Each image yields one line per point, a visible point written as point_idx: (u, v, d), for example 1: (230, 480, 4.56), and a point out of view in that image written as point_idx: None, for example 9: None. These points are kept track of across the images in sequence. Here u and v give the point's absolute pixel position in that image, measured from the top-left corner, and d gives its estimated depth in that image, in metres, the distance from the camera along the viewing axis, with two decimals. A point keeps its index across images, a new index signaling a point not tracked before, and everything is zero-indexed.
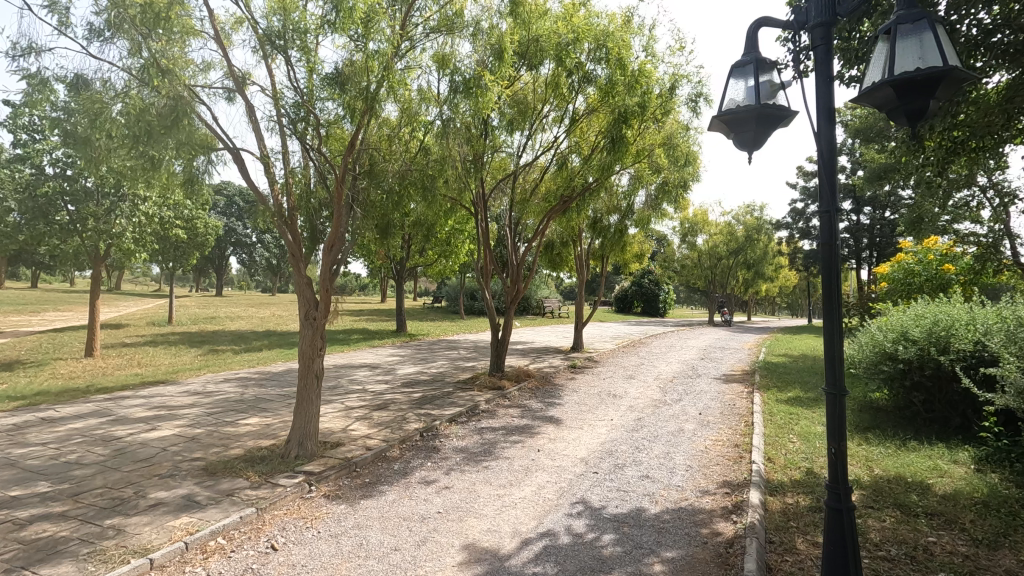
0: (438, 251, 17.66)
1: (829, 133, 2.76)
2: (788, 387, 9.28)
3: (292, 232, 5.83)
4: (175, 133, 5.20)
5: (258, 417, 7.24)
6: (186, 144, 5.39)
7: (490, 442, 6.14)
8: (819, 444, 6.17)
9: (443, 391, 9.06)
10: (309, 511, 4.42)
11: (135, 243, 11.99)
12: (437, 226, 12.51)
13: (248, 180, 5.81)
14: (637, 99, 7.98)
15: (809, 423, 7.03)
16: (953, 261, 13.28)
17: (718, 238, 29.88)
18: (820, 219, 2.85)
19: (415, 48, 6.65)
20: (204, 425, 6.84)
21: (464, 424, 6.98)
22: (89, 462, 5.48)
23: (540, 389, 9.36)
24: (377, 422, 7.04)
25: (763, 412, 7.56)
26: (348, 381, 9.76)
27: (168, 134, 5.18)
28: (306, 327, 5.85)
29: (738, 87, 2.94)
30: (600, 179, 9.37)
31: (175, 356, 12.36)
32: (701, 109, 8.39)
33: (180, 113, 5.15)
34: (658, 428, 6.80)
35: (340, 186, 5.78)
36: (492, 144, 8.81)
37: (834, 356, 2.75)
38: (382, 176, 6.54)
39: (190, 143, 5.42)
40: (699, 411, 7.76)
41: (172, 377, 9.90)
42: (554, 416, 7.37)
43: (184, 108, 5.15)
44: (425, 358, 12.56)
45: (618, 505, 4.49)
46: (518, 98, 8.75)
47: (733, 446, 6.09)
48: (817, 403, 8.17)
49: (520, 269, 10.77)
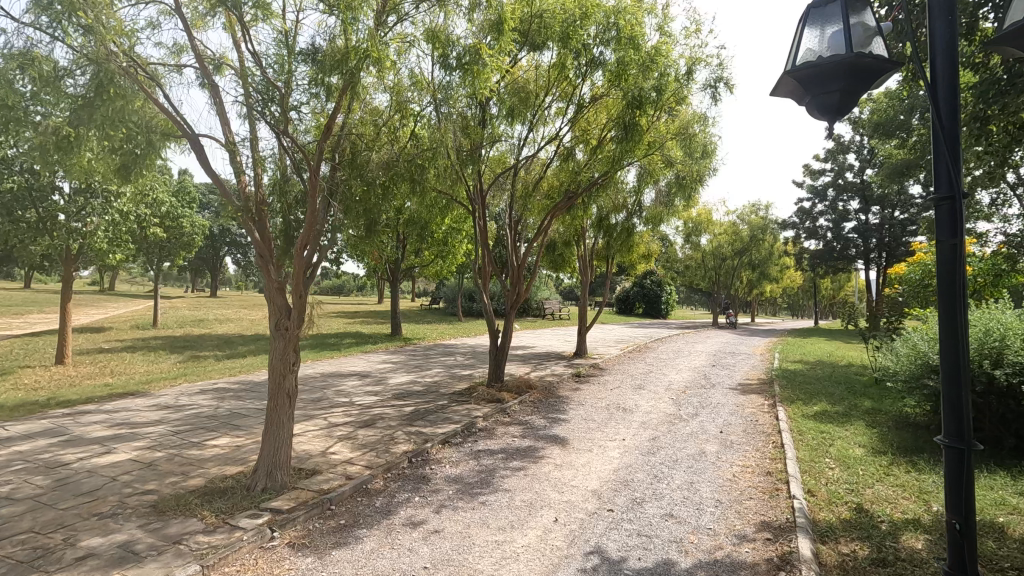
0: (434, 252, 16.91)
1: (953, 91, 2.05)
2: (813, 400, 8.53)
3: (262, 229, 5.10)
4: (100, 107, 4.47)
5: (228, 437, 6.47)
6: (116, 122, 4.71)
7: (488, 470, 5.39)
8: (863, 472, 5.42)
9: (436, 404, 8.28)
10: (267, 567, 3.66)
11: (109, 243, 11.24)
12: (433, 224, 11.76)
13: (208, 169, 5.05)
14: (653, 84, 7.25)
15: (845, 444, 6.28)
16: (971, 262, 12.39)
17: (723, 238, 28.78)
18: (935, 206, 2.10)
19: (403, 23, 5.94)
20: (166, 447, 6.08)
21: (459, 447, 6.21)
22: (22, 496, 4.72)
23: (543, 402, 8.61)
24: (360, 444, 6.27)
25: (791, 431, 6.81)
26: (334, 392, 9.00)
27: (90, 107, 4.45)
28: (277, 338, 5.09)
29: (815, 36, 2.22)
30: (607, 174, 8.63)
31: (152, 363, 11.60)
32: (720, 96, 7.63)
33: (102, 82, 4.43)
34: (677, 450, 6.05)
35: (315, 177, 5.00)
36: (490, 135, 8.08)
37: (961, 399, 1.99)
38: (366, 166, 5.77)
39: (120, 120, 4.71)
40: (720, 428, 7.00)
41: (143, 388, 9.13)
42: (559, 436, 6.62)
43: (107, 75, 4.43)
44: (418, 366, 11.81)
45: (640, 557, 3.73)
46: (518, 84, 7.99)
47: (766, 474, 5.34)
48: (848, 419, 7.41)
49: (520, 272, 10.00)
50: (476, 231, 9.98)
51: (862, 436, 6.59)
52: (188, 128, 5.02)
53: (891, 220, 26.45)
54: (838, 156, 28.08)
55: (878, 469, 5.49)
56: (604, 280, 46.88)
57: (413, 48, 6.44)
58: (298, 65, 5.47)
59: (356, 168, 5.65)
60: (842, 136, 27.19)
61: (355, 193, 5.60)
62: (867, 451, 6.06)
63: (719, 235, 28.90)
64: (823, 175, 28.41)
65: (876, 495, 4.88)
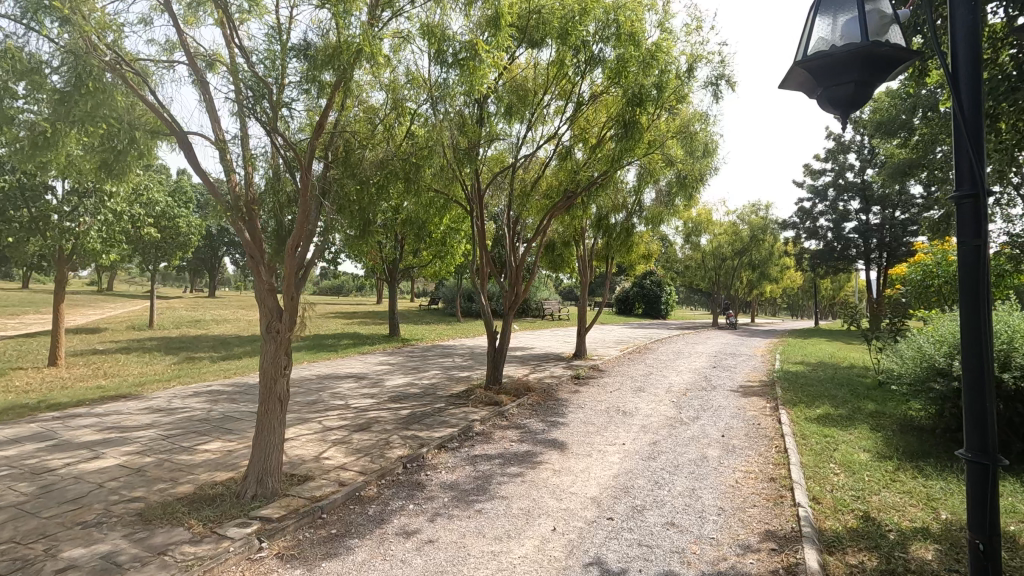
0: (432, 253, 16.76)
1: (976, 82, 1.92)
2: (816, 403, 8.40)
3: (253, 230, 4.97)
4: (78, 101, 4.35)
5: (219, 442, 6.33)
6: (97, 117, 4.59)
7: (485, 476, 5.26)
8: (869, 478, 5.29)
9: (433, 407, 8.15)
10: None
11: (103, 243, 11.09)
12: (430, 223, 11.63)
13: (197, 168, 4.93)
14: (653, 80, 7.12)
15: (850, 449, 6.15)
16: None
17: (722, 238, 28.61)
18: (956, 204, 1.98)
19: (398, 18, 5.79)
20: (156, 452, 5.95)
21: (455, 452, 6.08)
22: (5, 504, 4.59)
23: (542, 405, 8.48)
24: (355, 448, 6.14)
25: (795, 435, 6.67)
26: (329, 395, 8.86)
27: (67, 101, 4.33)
28: (268, 341, 4.96)
29: (827, 26, 2.10)
30: (607, 173, 8.51)
31: (146, 365, 11.46)
32: (722, 94, 7.50)
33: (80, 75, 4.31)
34: (678, 455, 5.92)
35: (306, 176, 4.87)
36: (488, 134, 7.95)
37: (985, 411, 1.86)
38: (360, 166, 5.64)
39: (100, 116, 4.59)
40: (721, 432, 6.87)
41: (135, 391, 8.99)
42: (558, 440, 6.49)
43: (86, 68, 4.31)
44: (416, 367, 11.68)
45: (641, 568, 3.60)
46: (516, 82, 8.01)
47: (769, 480, 5.21)
48: (852, 423, 7.28)
49: (519, 272, 9.86)
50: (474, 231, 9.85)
51: (866, 440, 6.46)
52: (176, 126, 4.89)
53: (892, 220, 26.33)
54: (838, 156, 27.98)
55: (884, 475, 5.37)
56: (604, 280, 46.77)
57: (408, 45, 6.33)
58: (290, 60, 5.32)
59: (349, 167, 5.52)
60: (842, 136, 27.10)
61: (348, 193, 5.47)
62: (872, 456, 5.93)
63: (719, 235, 28.73)
64: (823, 175, 28.31)
65: (883, 502, 4.75)
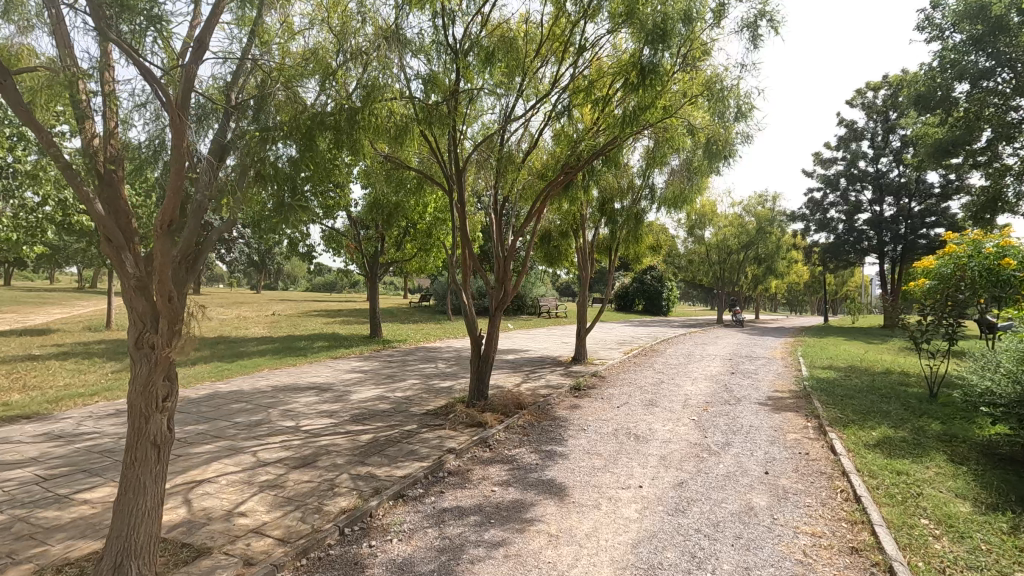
0: (416, 246, 15.20)
1: None
2: (868, 421, 6.92)
3: (111, 199, 3.38)
4: None
5: (111, 488, 4.80)
6: None
7: (451, 549, 3.74)
8: (987, 547, 3.79)
9: (402, 430, 6.62)
10: None
11: (25, 230, 9.77)
12: (406, 209, 10.09)
13: (18, 107, 3.23)
14: (680, 9, 5.63)
15: (939, 495, 4.66)
16: (1011, 255, 10.66)
17: (727, 232, 26.65)
18: None
19: None
20: (14, 506, 4.40)
21: (418, 504, 4.55)
22: None
23: (535, 427, 6.97)
24: (285, 497, 4.61)
25: (859, 472, 5.18)
26: (279, 414, 7.32)
27: None
28: (139, 361, 3.39)
29: None
30: (616, 144, 7.07)
31: (79, 373, 9.90)
32: (758, 40, 5.99)
33: None
34: (716, 507, 4.42)
35: (181, 125, 3.24)
36: (467, 90, 6.46)
37: None
38: (285, 112, 4.36)
39: None
40: (764, 467, 5.39)
41: (45, 410, 7.40)
42: (555, 482, 4.99)
43: None
44: (392, 375, 10.15)
45: None
46: (505, 38, 6.72)
47: (851, 553, 3.72)
48: (925, 452, 5.76)
49: (508, 264, 8.31)
50: (455, 219, 8.30)
51: (954, 481, 4.98)
52: None
53: (908, 213, 24.76)
54: (850, 144, 26.59)
55: (1005, 541, 3.87)
56: (603, 275, 45.65)
57: None
58: None
59: (264, 118, 4.11)
60: (856, 121, 25.73)
61: (258, 149, 3.97)
62: (974, 509, 4.41)
63: (725, 227, 26.74)
64: (835, 164, 26.95)
65: None
